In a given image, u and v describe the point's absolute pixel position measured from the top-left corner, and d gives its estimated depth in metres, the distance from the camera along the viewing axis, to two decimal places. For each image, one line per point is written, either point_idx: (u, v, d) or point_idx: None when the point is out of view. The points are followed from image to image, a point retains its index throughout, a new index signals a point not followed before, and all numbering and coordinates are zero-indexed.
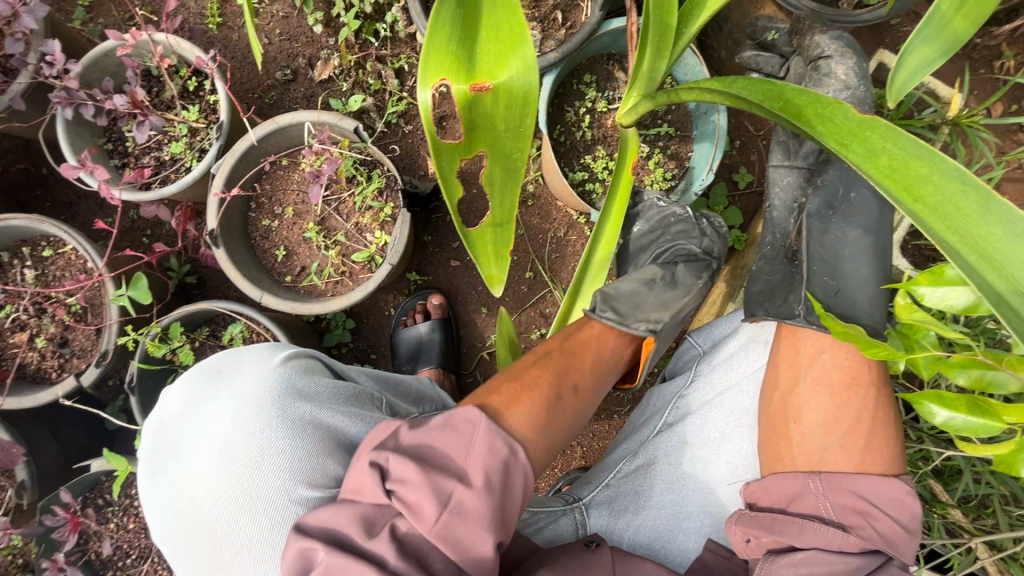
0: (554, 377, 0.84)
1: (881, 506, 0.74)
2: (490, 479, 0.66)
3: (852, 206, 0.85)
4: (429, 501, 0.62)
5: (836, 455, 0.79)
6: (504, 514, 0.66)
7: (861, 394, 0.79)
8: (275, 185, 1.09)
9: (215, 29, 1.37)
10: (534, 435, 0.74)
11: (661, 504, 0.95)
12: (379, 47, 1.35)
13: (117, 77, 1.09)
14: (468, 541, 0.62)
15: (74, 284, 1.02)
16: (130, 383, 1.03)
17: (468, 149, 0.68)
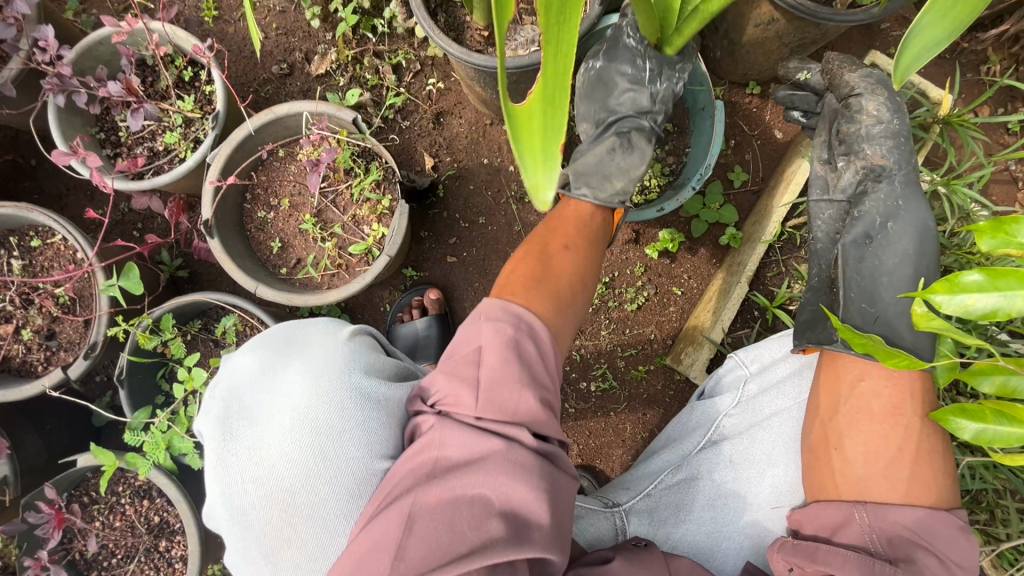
0: (549, 253, 0.86)
1: (934, 544, 0.70)
2: (507, 348, 0.69)
3: (897, 239, 0.85)
4: (461, 386, 0.66)
5: (884, 486, 0.75)
6: (536, 376, 0.69)
7: (905, 423, 0.76)
8: (271, 176, 1.08)
9: (211, 22, 1.36)
10: (540, 301, 0.78)
11: (701, 520, 0.93)
12: (377, 43, 1.35)
13: (111, 65, 1.08)
14: (515, 406, 0.65)
15: (62, 274, 0.99)
16: (119, 375, 1.00)
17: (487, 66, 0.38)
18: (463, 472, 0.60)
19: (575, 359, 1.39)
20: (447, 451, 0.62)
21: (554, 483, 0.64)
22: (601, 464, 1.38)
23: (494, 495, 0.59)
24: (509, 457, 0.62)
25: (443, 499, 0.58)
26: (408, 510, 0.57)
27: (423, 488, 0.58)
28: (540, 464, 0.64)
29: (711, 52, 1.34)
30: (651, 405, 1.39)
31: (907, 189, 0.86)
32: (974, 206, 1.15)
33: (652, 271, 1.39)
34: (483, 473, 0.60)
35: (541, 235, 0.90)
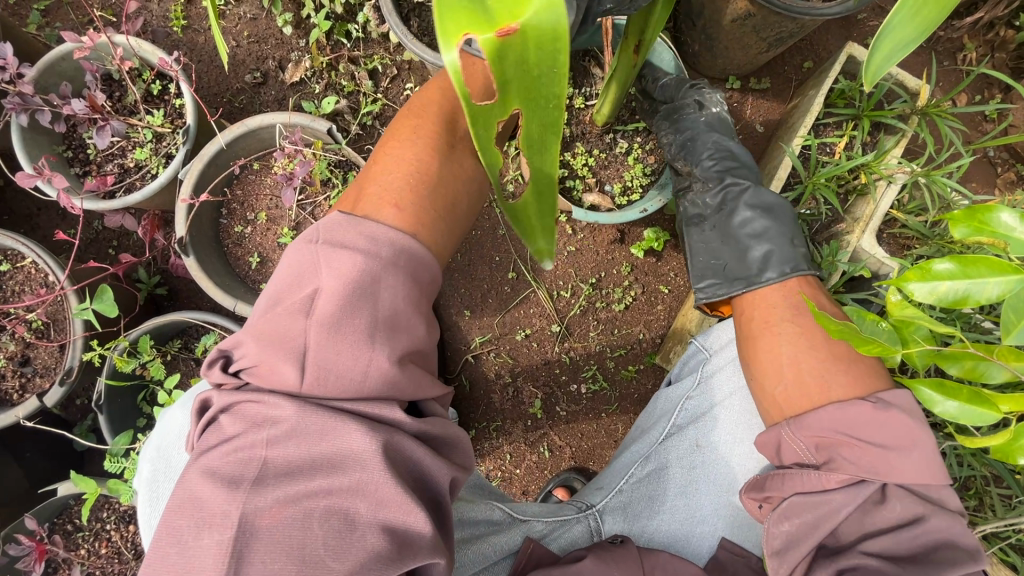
0: (436, 155, 0.76)
1: (858, 433, 0.71)
2: (350, 298, 0.63)
3: (711, 205, 0.97)
4: (287, 358, 0.61)
5: (789, 395, 0.77)
6: (395, 327, 0.65)
7: (778, 331, 0.80)
8: (247, 190, 1.06)
9: (180, 32, 1.33)
10: (423, 225, 0.73)
11: (674, 508, 0.93)
12: (351, 48, 1.32)
13: (76, 81, 1.04)
14: (362, 380, 0.61)
15: (33, 299, 0.96)
16: (97, 400, 0.98)
17: (502, 109, 0.43)
18: (325, 473, 0.59)
19: (565, 361, 1.38)
20: (301, 449, 0.60)
21: (425, 472, 0.64)
22: (595, 465, 1.39)
23: (364, 504, 0.59)
24: (368, 458, 0.59)
25: (302, 513, 0.58)
26: (272, 520, 0.57)
27: (277, 497, 0.58)
28: (406, 446, 0.63)
29: (688, 47, 1.33)
30: (642, 405, 1.39)
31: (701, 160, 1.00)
32: (954, 195, 1.16)
33: (639, 270, 1.38)
34: (342, 475, 0.59)
35: (429, 121, 0.78)
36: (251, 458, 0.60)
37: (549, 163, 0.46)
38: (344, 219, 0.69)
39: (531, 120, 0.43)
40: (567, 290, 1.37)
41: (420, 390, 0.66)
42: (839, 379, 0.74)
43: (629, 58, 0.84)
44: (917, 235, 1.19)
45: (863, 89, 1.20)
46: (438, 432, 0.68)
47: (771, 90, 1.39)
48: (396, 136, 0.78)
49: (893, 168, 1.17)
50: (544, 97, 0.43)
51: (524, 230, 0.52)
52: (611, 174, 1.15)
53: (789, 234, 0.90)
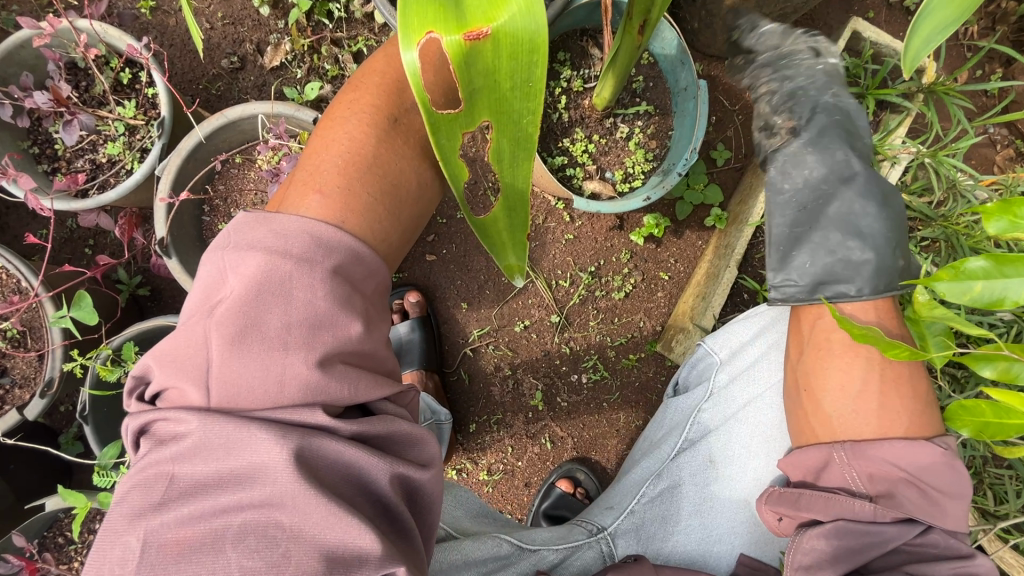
0: (372, 130, 0.66)
1: (919, 475, 0.70)
2: (255, 301, 0.54)
3: (812, 180, 0.84)
4: (191, 379, 0.54)
5: (853, 419, 0.75)
6: (316, 330, 0.56)
7: (865, 352, 0.75)
8: (229, 185, 1.00)
9: (148, 14, 1.24)
10: (354, 213, 0.63)
11: (689, 527, 0.91)
12: (333, 29, 1.25)
13: (37, 71, 0.97)
14: (280, 390, 0.54)
15: (6, 308, 0.91)
16: (82, 411, 0.93)
17: (470, 119, 0.44)
18: (232, 490, 0.52)
19: (565, 352, 1.36)
20: (203, 464, 0.53)
21: (364, 476, 0.57)
22: (597, 455, 1.38)
23: (285, 517, 0.52)
24: (276, 466, 0.52)
25: (209, 534, 0.51)
26: (177, 547, 0.51)
27: (179, 520, 0.51)
28: (333, 450, 0.55)
29: (688, 24, 1.28)
30: (643, 393, 1.37)
31: (813, 123, 0.84)
32: (959, 176, 1.14)
33: (638, 257, 1.35)
34: (252, 488, 0.52)
35: (366, 92, 0.68)
36: (151, 477, 0.53)
37: (521, 178, 0.47)
38: (250, 215, 0.59)
39: (501, 127, 0.45)
40: (566, 280, 1.34)
41: (358, 396, 0.58)
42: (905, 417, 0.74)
43: (633, 38, 0.79)
44: (921, 216, 1.16)
45: (868, 67, 1.17)
46: (377, 427, 0.59)
47: None
48: (330, 113, 0.69)
49: (898, 149, 1.14)
50: (517, 109, 0.45)
51: (495, 247, 0.53)
52: (612, 160, 1.12)
53: (895, 238, 0.81)
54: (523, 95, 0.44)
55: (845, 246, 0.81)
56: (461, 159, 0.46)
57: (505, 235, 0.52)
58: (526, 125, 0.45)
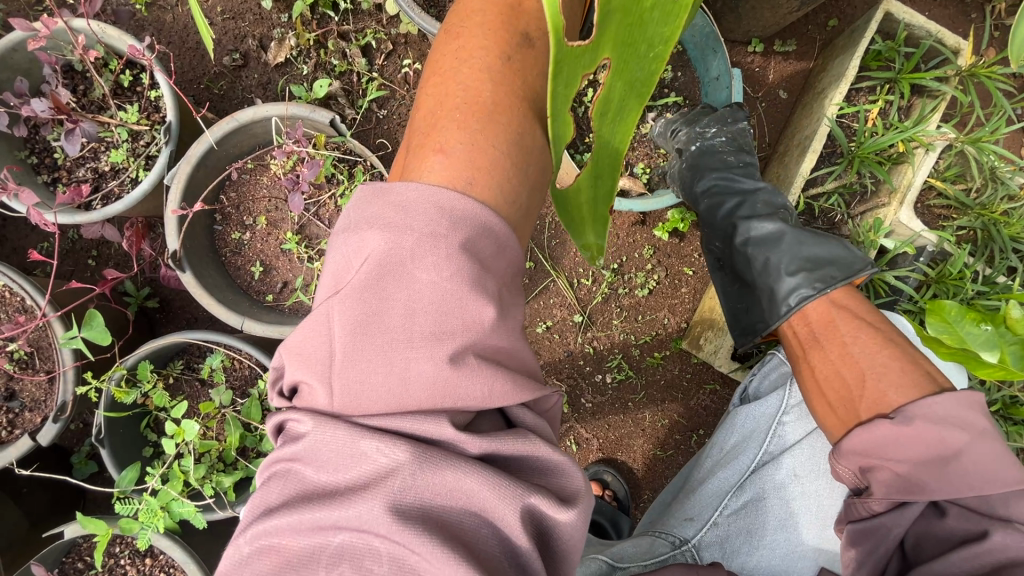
0: (489, 74, 0.60)
1: (885, 453, 0.70)
2: (378, 286, 0.50)
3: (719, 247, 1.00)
4: (318, 373, 0.52)
5: (825, 420, 0.80)
6: (446, 319, 0.51)
7: (806, 360, 0.83)
8: (242, 192, 0.95)
9: (143, 10, 1.17)
10: (482, 171, 0.58)
11: (775, 543, 0.86)
12: (340, 22, 1.19)
13: (31, 75, 0.91)
14: (404, 390, 0.51)
15: (11, 329, 0.86)
16: (97, 435, 0.89)
17: (594, 55, 0.33)
18: (334, 506, 0.50)
19: (589, 352, 1.32)
20: (318, 472, 0.52)
21: (483, 506, 0.51)
22: (623, 455, 1.35)
23: (382, 544, 0.49)
24: (384, 477, 0.50)
25: (311, 549, 0.50)
26: (279, 558, 0.50)
27: (282, 528, 0.50)
28: (454, 468, 0.51)
29: (712, 8, 1.22)
30: (669, 390, 1.34)
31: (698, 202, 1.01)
32: (998, 162, 1.10)
33: (662, 253, 1.31)
34: (354, 508, 0.49)
35: (470, 34, 0.61)
36: (273, 479, 0.53)
37: (619, 133, 0.40)
38: (369, 189, 0.55)
39: (621, 67, 0.36)
40: (588, 278, 1.30)
41: (491, 399, 0.53)
42: (869, 394, 0.75)
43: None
44: (956, 205, 1.13)
45: (902, 50, 1.12)
46: (507, 438, 0.54)
47: (796, 52, 1.30)
48: (438, 62, 0.63)
49: (935, 135, 1.09)
50: (649, 37, 0.36)
51: (574, 224, 0.46)
52: (640, 155, 1.09)
53: (787, 250, 0.89)
54: (660, 15, 0.36)
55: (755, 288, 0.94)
56: (569, 113, 0.34)
57: (586, 203, 0.44)
58: (650, 63, 0.37)
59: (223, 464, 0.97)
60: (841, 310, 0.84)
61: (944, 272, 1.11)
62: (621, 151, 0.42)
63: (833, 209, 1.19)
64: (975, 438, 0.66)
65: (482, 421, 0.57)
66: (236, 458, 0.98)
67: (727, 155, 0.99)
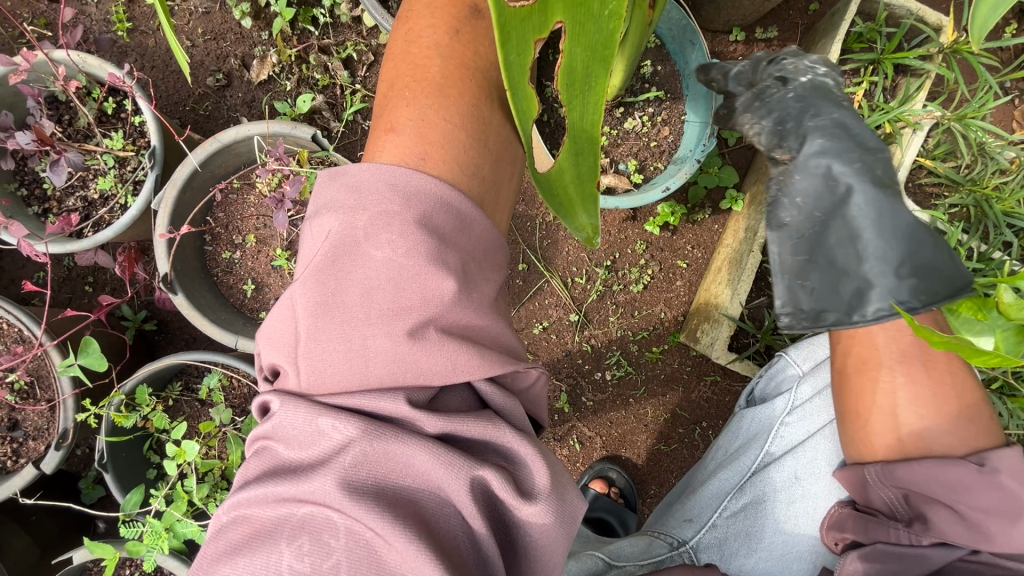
0: (438, 49, 0.60)
1: (948, 492, 0.68)
2: (333, 267, 0.52)
3: (801, 207, 0.72)
4: (285, 355, 0.54)
5: (875, 439, 0.75)
6: (402, 295, 0.52)
7: (884, 380, 0.74)
8: (230, 212, 0.96)
9: (125, 37, 1.18)
10: (434, 146, 0.58)
11: (773, 545, 0.87)
12: (320, 37, 1.19)
13: (16, 108, 0.92)
14: (365, 365, 0.52)
15: (11, 360, 0.87)
16: (100, 460, 0.90)
17: (543, 19, 0.37)
18: (296, 480, 0.51)
19: (587, 351, 1.32)
20: (286, 448, 0.53)
21: (440, 482, 0.52)
22: (628, 452, 1.35)
23: (339, 518, 0.49)
24: (339, 451, 0.51)
25: (276, 519, 0.51)
26: (250, 528, 0.52)
27: (251, 500, 0.52)
28: (408, 445, 0.51)
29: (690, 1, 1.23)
30: (670, 385, 1.34)
31: (810, 140, 0.73)
32: (987, 137, 1.09)
33: (654, 247, 1.30)
34: (309, 482, 0.50)
35: (420, 19, 0.62)
36: (251, 455, 0.55)
37: (591, 108, 0.43)
38: (328, 175, 0.57)
39: (577, 30, 0.39)
40: (582, 276, 1.30)
41: (455, 373, 0.53)
42: (941, 427, 0.71)
43: (643, 14, 0.69)
44: (947, 182, 1.12)
45: (883, 30, 1.11)
46: (468, 419, 0.54)
47: (778, 39, 1.29)
48: (392, 44, 0.63)
49: (921, 114, 1.08)
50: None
51: (561, 206, 0.48)
52: (625, 151, 1.08)
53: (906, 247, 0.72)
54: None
55: (844, 272, 0.72)
56: (528, 84, 0.39)
57: (574, 186, 0.48)
58: (607, 23, 0.39)
59: (227, 482, 0.98)
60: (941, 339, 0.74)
61: None
62: (595, 122, 0.44)
63: None
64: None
65: (450, 397, 0.57)
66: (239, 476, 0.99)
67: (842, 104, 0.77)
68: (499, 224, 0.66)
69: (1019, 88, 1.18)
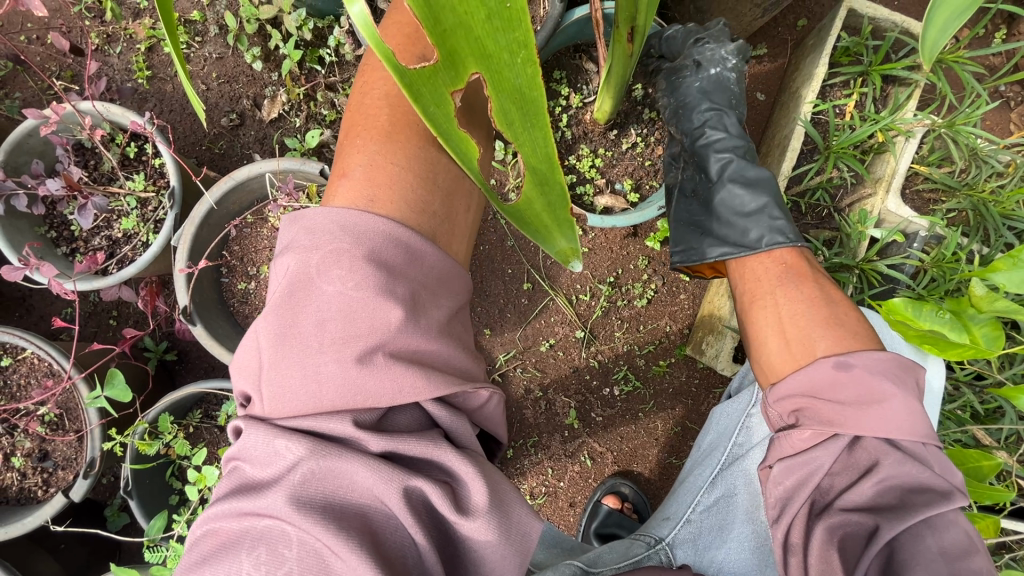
0: (386, 100, 0.66)
1: (821, 393, 0.74)
2: (288, 303, 0.55)
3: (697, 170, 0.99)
4: (252, 383, 0.58)
5: (774, 359, 0.81)
6: (352, 325, 0.55)
7: (769, 304, 0.84)
8: (244, 245, 1.01)
9: (145, 84, 1.25)
10: (382, 188, 0.62)
11: (743, 536, 0.87)
12: (326, 74, 1.25)
13: (46, 156, 0.99)
14: (318, 392, 0.54)
15: (42, 394, 0.92)
16: (125, 487, 0.93)
17: (454, 73, 0.41)
18: (253, 495, 0.53)
19: (594, 366, 1.34)
20: (251, 467, 0.55)
21: (383, 497, 0.54)
22: (639, 466, 1.36)
23: (292, 530, 0.51)
24: (289, 469, 0.53)
25: (240, 531, 0.53)
26: (216, 540, 0.54)
27: (217, 514, 0.54)
28: (356, 464, 0.53)
29: (678, 23, 1.27)
30: (679, 398, 1.35)
31: (695, 122, 0.98)
32: (979, 140, 1.10)
33: (656, 262, 1.32)
34: (263, 496, 0.52)
35: (376, 77, 0.68)
36: (223, 476, 0.58)
37: (540, 139, 0.45)
38: (290, 219, 0.61)
39: (496, 78, 0.42)
40: (586, 293, 1.32)
41: (402, 394, 0.55)
42: (826, 334, 0.78)
43: (624, 49, 0.74)
44: (943, 188, 1.13)
45: (869, 43, 1.13)
46: (411, 442, 0.56)
47: (768, 55, 1.33)
48: (348, 100, 0.69)
49: (912, 122, 1.10)
50: (505, 44, 0.41)
51: (538, 233, 0.51)
52: (621, 171, 1.12)
53: (767, 195, 0.93)
54: (503, 23, 0.40)
55: (732, 217, 0.93)
56: (460, 129, 0.43)
57: (543, 213, 0.50)
58: (522, 65, 0.42)
59: None
60: (808, 264, 0.87)
61: (939, 256, 1.09)
62: (549, 150, 0.45)
63: (820, 204, 1.20)
64: (906, 392, 0.70)
65: (401, 416, 0.58)
66: None
67: (733, 97, 0.99)
68: (457, 253, 0.69)
69: (1014, 91, 1.20)
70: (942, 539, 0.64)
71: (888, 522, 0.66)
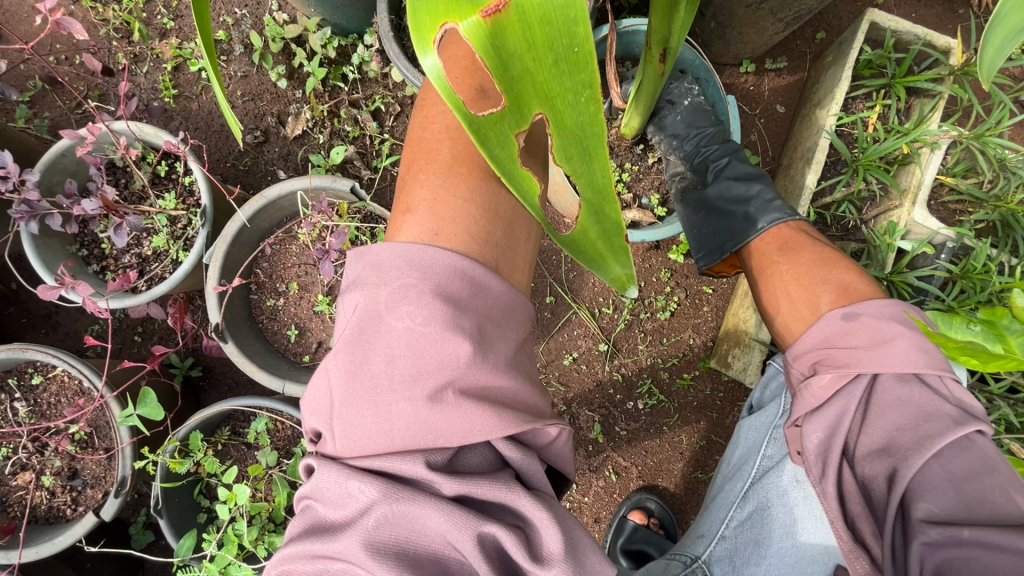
0: (448, 134, 0.67)
1: (834, 342, 0.76)
2: (360, 340, 0.56)
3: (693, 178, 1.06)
4: (323, 421, 0.58)
5: (789, 319, 0.83)
6: (421, 362, 0.55)
7: (780, 270, 0.87)
8: (273, 262, 1.01)
9: (171, 102, 1.27)
10: (445, 222, 0.62)
11: (782, 551, 0.85)
12: (350, 92, 1.27)
13: (78, 175, 1.00)
14: (391, 430, 0.54)
15: (74, 413, 0.92)
16: (155, 505, 0.93)
17: (518, 115, 0.36)
18: (329, 540, 0.53)
19: (618, 380, 1.33)
20: (325, 507, 0.55)
21: (454, 542, 0.53)
22: (665, 481, 1.34)
23: None
24: (363, 513, 0.53)
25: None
26: None
27: (289, 556, 0.55)
28: (428, 507, 0.53)
29: (699, 38, 1.27)
30: (704, 411, 1.34)
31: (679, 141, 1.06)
32: (1006, 152, 1.10)
33: (679, 274, 1.32)
34: (338, 541, 0.53)
35: (436, 111, 0.70)
36: (296, 514, 0.59)
37: (601, 172, 0.38)
38: (356, 254, 0.62)
39: (559, 119, 0.36)
40: (609, 306, 1.32)
41: (473, 433, 0.55)
42: (829, 288, 0.80)
43: (655, 69, 0.75)
44: (970, 199, 1.13)
45: (891, 56, 1.14)
46: (482, 483, 0.55)
47: (788, 67, 1.33)
48: (409, 133, 0.71)
49: (938, 134, 1.10)
50: (570, 86, 0.36)
51: (593, 261, 0.44)
52: (647, 186, 1.13)
53: (758, 182, 1.01)
54: (569, 67, 0.35)
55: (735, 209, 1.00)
56: (522, 168, 0.38)
57: (601, 248, 0.43)
58: (587, 105, 0.36)
59: (274, 524, 1.00)
60: (805, 233, 0.91)
61: (968, 267, 1.09)
62: (609, 183, 0.39)
63: (845, 216, 1.20)
64: (914, 334, 0.71)
65: (470, 455, 0.58)
66: (285, 516, 1.00)
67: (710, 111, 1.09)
68: (518, 282, 0.68)
69: None
70: (950, 464, 0.62)
71: (902, 460, 0.64)
